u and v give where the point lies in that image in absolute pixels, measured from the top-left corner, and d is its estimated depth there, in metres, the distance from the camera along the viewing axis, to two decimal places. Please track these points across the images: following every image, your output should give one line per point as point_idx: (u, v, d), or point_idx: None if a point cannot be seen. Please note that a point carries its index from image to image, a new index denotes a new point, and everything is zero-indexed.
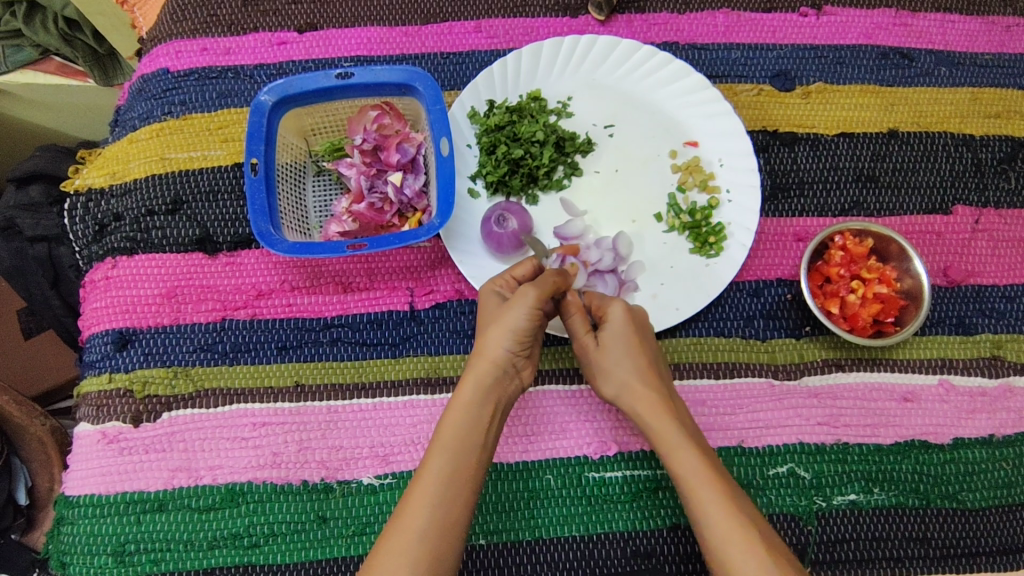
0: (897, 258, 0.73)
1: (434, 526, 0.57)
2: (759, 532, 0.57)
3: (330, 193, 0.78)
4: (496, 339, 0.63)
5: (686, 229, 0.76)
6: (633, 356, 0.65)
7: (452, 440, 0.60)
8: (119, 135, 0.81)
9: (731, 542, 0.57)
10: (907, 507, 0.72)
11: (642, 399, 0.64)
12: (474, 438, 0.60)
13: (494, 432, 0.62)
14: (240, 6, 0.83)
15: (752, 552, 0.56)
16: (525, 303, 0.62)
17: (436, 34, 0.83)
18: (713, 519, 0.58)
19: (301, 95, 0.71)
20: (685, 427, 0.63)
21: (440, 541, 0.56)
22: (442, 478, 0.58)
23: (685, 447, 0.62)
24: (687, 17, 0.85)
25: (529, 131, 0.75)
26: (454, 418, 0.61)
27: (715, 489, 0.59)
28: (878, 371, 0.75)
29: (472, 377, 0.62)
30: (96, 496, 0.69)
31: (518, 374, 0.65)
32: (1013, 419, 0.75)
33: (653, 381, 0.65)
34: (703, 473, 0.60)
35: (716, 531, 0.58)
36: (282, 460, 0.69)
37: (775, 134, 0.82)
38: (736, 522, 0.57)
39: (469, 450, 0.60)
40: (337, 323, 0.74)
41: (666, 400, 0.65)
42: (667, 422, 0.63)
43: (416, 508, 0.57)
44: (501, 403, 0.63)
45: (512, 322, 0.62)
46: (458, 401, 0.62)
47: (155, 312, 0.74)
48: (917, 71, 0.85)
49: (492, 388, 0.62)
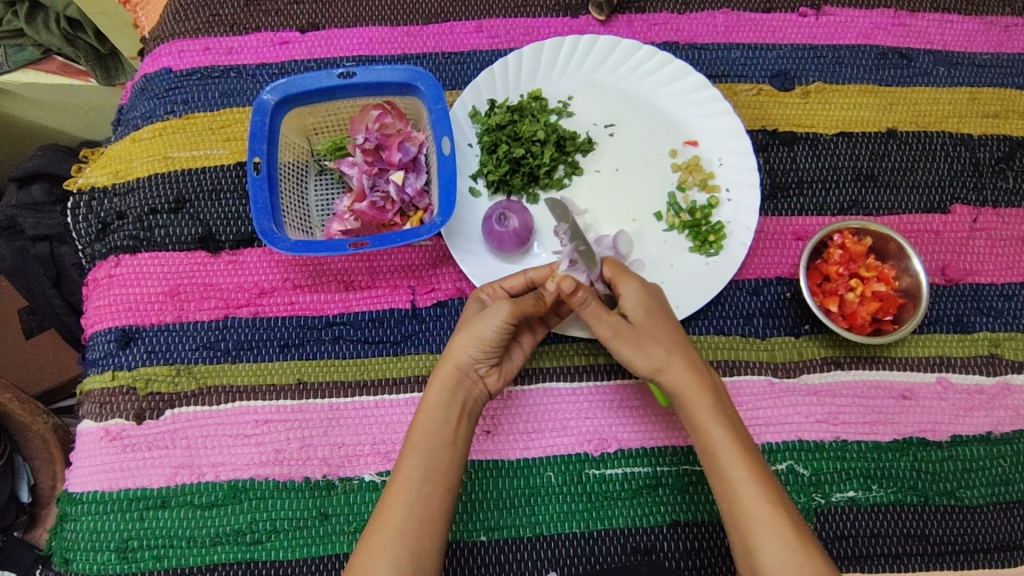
0: (895, 257, 0.74)
1: (411, 523, 0.58)
2: (785, 509, 0.59)
3: (332, 192, 0.78)
4: (462, 345, 0.63)
5: (685, 227, 0.77)
6: (665, 333, 0.64)
7: (422, 442, 0.61)
8: (122, 134, 0.81)
9: (757, 515, 0.58)
10: (905, 504, 0.72)
11: (680, 376, 0.63)
12: (443, 440, 0.61)
13: (462, 434, 0.62)
14: (242, 6, 0.83)
15: (778, 529, 0.57)
16: (495, 318, 0.62)
17: (438, 35, 0.84)
18: (746, 497, 0.59)
19: (303, 94, 0.71)
20: (720, 402, 0.63)
21: (417, 538, 0.57)
22: (415, 479, 0.59)
23: (719, 420, 0.62)
24: (687, 17, 0.86)
25: (530, 130, 0.76)
26: (423, 421, 0.62)
27: (747, 465, 0.60)
28: (875, 369, 0.76)
29: (438, 382, 0.63)
30: (100, 493, 0.69)
31: (484, 379, 0.65)
32: (1010, 417, 0.76)
33: (688, 356, 0.64)
34: (735, 449, 0.61)
35: (747, 509, 0.59)
36: (283, 457, 0.70)
37: (774, 134, 0.82)
38: (767, 499, 0.59)
39: (438, 452, 0.61)
40: (339, 321, 0.74)
41: (704, 375, 0.64)
42: (704, 397, 0.63)
43: (398, 504, 0.59)
44: (467, 405, 0.63)
45: (479, 330, 0.62)
46: (426, 405, 0.62)
47: (157, 310, 0.74)
48: (915, 70, 0.86)
49: (458, 393, 0.63)
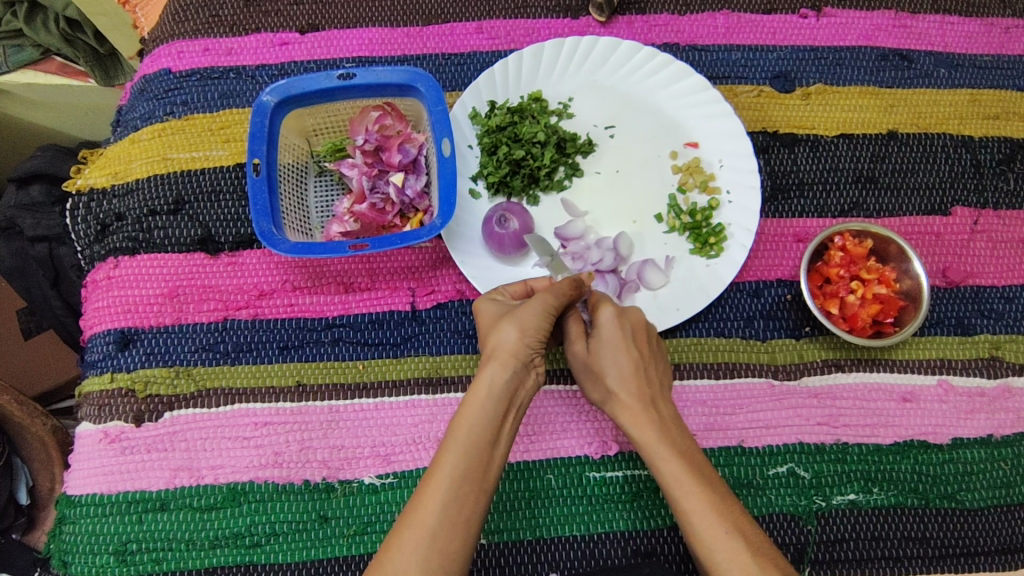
0: (896, 259, 0.73)
1: (443, 525, 0.56)
2: (749, 533, 0.58)
3: (331, 195, 0.78)
4: (513, 334, 0.62)
5: (686, 230, 0.77)
6: (625, 359, 0.65)
7: (466, 436, 0.59)
8: (120, 136, 0.81)
9: (719, 548, 0.57)
10: (906, 507, 0.72)
11: (625, 408, 0.65)
12: (489, 435, 0.59)
13: (508, 431, 0.61)
14: (242, 8, 0.83)
15: (743, 561, 0.56)
16: (544, 306, 0.63)
17: (438, 36, 0.84)
18: (704, 526, 0.58)
19: (302, 95, 0.71)
20: (670, 434, 0.63)
21: (452, 540, 0.56)
22: (455, 476, 0.57)
23: (669, 451, 0.62)
24: (688, 18, 0.86)
25: (530, 132, 0.75)
26: (469, 414, 0.60)
27: (699, 493, 0.59)
28: (876, 372, 0.76)
29: (490, 372, 0.61)
30: (98, 496, 0.69)
31: (535, 369, 0.64)
32: (1011, 419, 0.76)
33: (641, 387, 0.65)
34: (688, 481, 0.60)
35: (703, 536, 0.58)
36: (283, 460, 0.70)
37: (775, 136, 0.82)
38: (726, 528, 0.58)
39: (483, 447, 0.59)
40: (339, 323, 0.74)
41: (651, 407, 0.64)
42: (650, 430, 0.63)
43: (431, 502, 0.57)
44: (517, 399, 0.62)
45: (528, 319, 0.63)
46: (475, 397, 0.61)
47: (156, 312, 0.74)
48: (916, 72, 0.85)
49: (511, 385, 0.61)
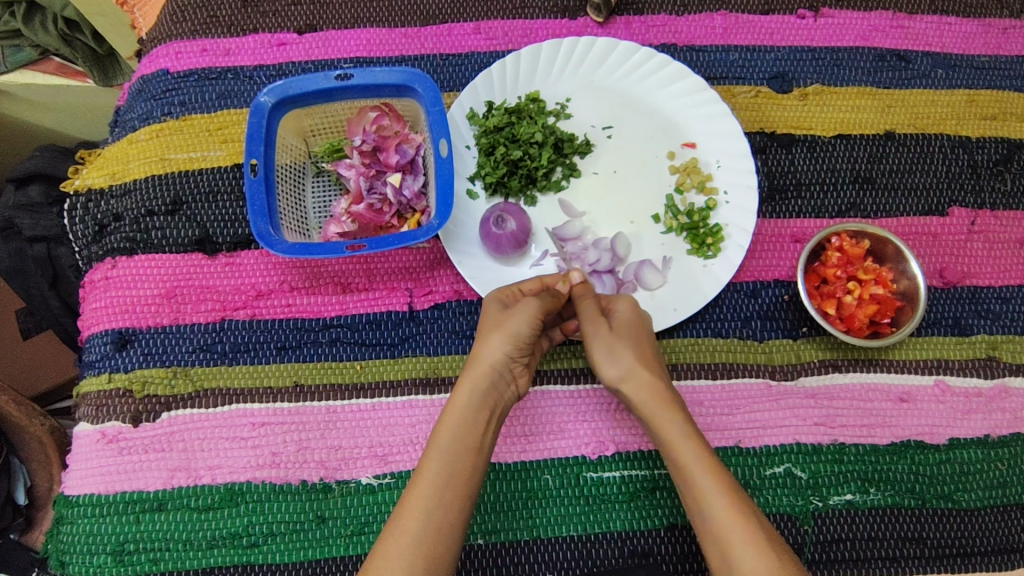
0: (894, 260, 0.74)
1: (427, 532, 0.56)
2: (756, 519, 0.58)
3: (329, 195, 0.78)
4: (496, 343, 0.63)
5: (683, 230, 0.77)
6: (646, 341, 0.67)
7: (447, 445, 0.60)
8: (118, 136, 0.81)
9: (734, 529, 0.57)
10: (903, 507, 0.72)
11: (646, 388, 0.64)
12: (469, 445, 0.60)
13: (489, 441, 0.62)
14: (239, 8, 0.83)
15: (756, 544, 0.56)
16: (528, 311, 0.64)
17: (436, 36, 0.84)
18: (719, 508, 0.58)
19: (300, 95, 0.71)
20: (688, 419, 0.64)
21: (437, 546, 0.56)
22: (438, 483, 0.58)
23: (686, 435, 0.62)
24: (685, 19, 0.86)
25: (528, 133, 0.76)
26: (449, 424, 0.61)
27: (715, 475, 0.60)
28: (873, 372, 0.76)
29: (468, 383, 0.62)
30: (95, 496, 0.69)
31: (513, 381, 0.65)
32: (1007, 420, 0.76)
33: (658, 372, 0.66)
34: (706, 463, 0.61)
35: (719, 516, 0.58)
36: (280, 460, 0.70)
37: (773, 136, 0.82)
38: (738, 513, 0.58)
39: (464, 457, 0.59)
40: (337, 323, 0.74)
41: (671, 393, 0.65)
42: (672, 411, 0.63)
43: (414, 510, 0.57)
44: (497, 409, 0.63)
45: (513, 327, 0.63)
46: (455, 407, 0.62)
47: (154, 312, 0.74)
48: (914, 73, 0.86)
49: (490, 396, 0.62)
